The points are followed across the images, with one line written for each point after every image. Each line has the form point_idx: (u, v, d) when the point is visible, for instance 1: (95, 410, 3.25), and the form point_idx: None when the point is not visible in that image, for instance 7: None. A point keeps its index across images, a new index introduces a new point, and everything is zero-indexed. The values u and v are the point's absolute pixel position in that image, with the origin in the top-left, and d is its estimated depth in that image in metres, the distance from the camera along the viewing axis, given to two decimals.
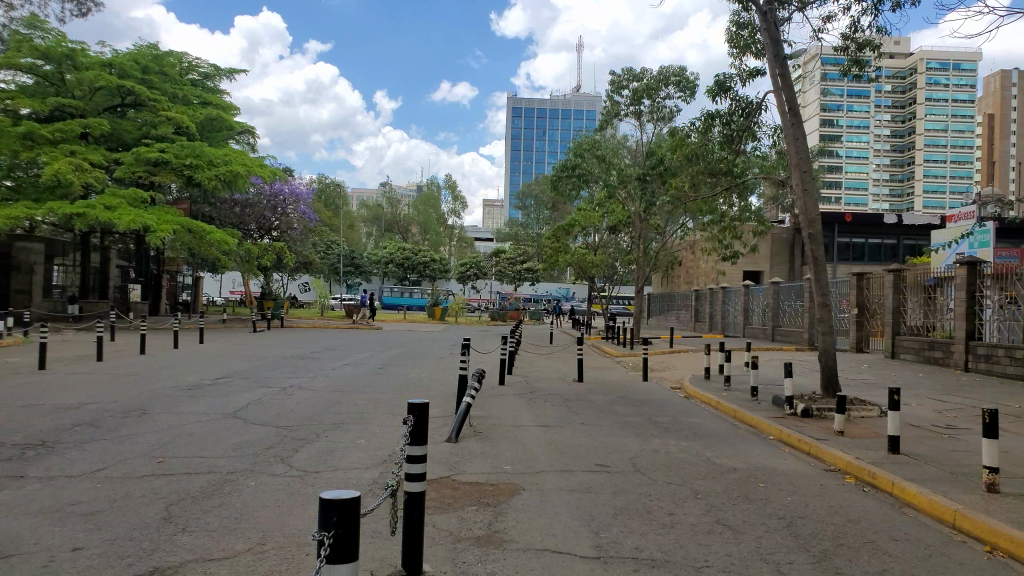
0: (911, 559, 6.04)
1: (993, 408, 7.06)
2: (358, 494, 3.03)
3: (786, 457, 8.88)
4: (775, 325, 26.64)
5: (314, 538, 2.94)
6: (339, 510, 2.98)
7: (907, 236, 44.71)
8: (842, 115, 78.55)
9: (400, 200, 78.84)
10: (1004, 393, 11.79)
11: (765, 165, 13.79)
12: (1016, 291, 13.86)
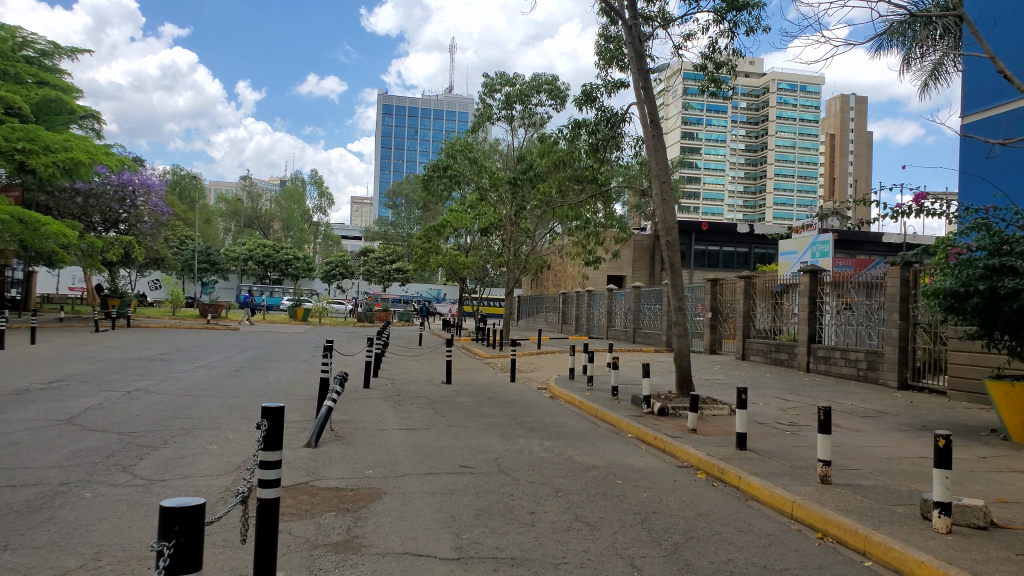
0: (753, 549, 6.43)
1: (827, 406, 7.63)
2: (205, 502, 2.77)
3: (643, 455, 9.23)
4: (637, 327, 27.75)
5: (152, 549, 2.68)
6: (181, 519, 2.72)
7: (757, 245, 47.83)
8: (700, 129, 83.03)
9: (264, 195, 75.84)
10: (837, 392, 12.81)
11: (628, 174, 14.33)
12: (850, 298, 15.12)
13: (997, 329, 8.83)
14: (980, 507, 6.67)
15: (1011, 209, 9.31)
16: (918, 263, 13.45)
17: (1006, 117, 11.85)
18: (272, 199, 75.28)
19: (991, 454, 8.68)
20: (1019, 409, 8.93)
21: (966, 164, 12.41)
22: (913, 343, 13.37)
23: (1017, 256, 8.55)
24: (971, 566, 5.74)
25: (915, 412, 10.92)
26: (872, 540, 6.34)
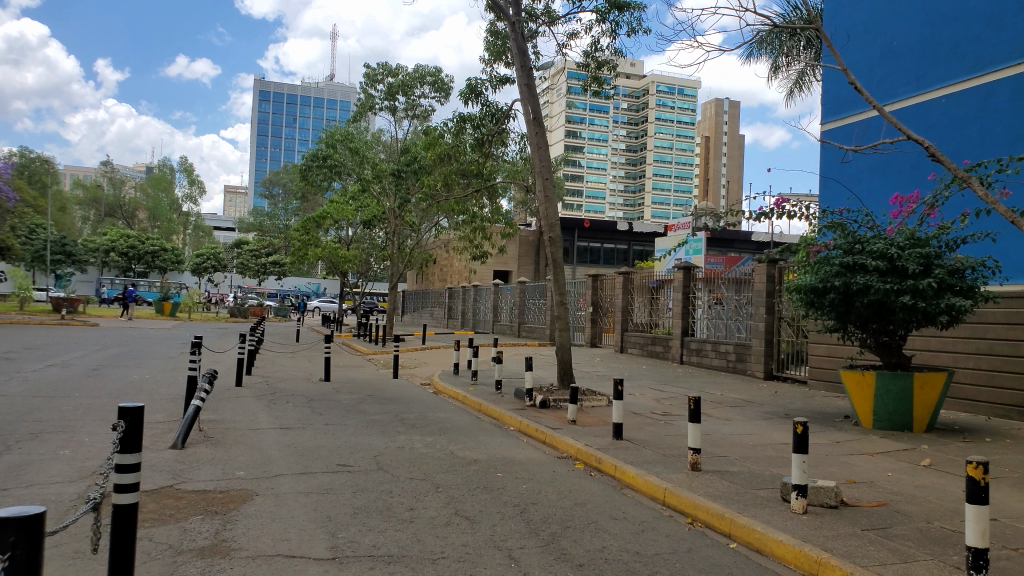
0: (627, 536, 6.62)
1: (697, 397, 7.97)
2: (45, 510, 2.55)
3: (524, 447, 9.33)
4: (521, 322, 28.12)
5: None
6: (18, 529, 2.47)
7: (636, 242, 49.50)
8: (584, 128, 85.01)
9: (127, 182, 71.28)
10: (708, 382, 13.44)
11: (513, 169, 14.43)
12: (721, 294, 15.88)
13: (851, 322, 9.48)
14: (833, 487, 7.15)
15: (862, 212, 10.01)
16: (783, 261, 14.27)
17: (859, 125, 12.73)
18: (139, 187, 70.93)
19: (843, 438, 9.32)
20: (868, 396, 9.62)
21: (825, 169, 13.25)
22: (778, 336, 14.21)
23: (868, 254, 9.21)
24: (823, 543, 6.15)
25: (779, 401, 11.60)
26: (736, 523, 6.67)
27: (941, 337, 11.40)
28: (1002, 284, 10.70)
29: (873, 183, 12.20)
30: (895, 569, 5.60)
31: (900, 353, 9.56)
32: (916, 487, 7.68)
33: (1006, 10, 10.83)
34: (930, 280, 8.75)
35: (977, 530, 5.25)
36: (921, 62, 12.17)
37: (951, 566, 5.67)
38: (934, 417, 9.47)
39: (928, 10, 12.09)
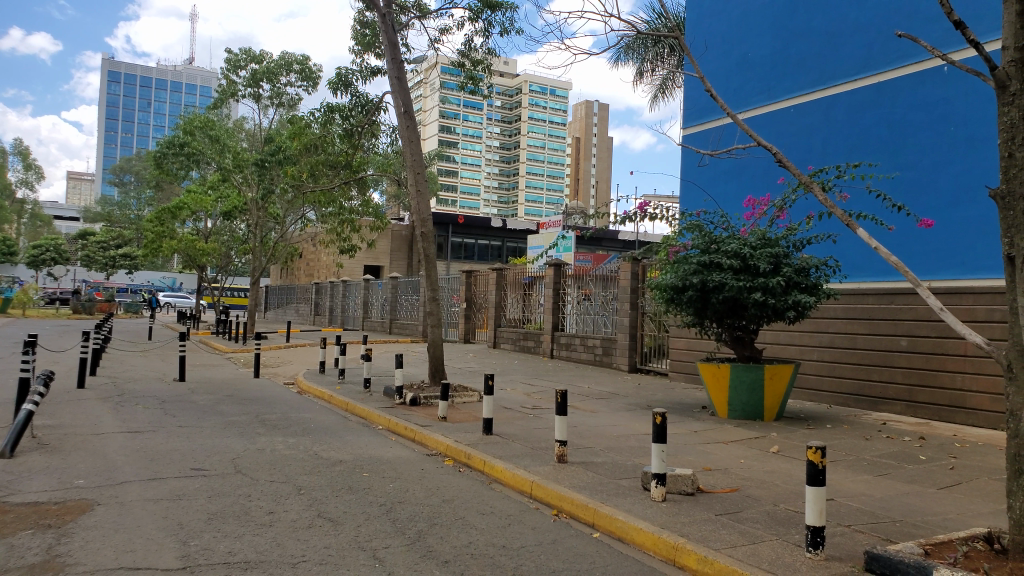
0: (493, 530, 6.67)
1: (564, 390, 8.13)
2: None
3: (392, 445, 9.22)
4: (393, 318, 27.83)
5: None
6: None
7: (510, 239, 50.09)
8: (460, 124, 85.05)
9: None
10: (577, 376, 13.81)
11: (385, 163, 14.24)
12: (589, 290, 16.34)
13: (707, 317, 9.98)
14: (690, 475, 7.51)
15: (718, 213, 10.55)
16: (646, 259, 14.84)
17: (717, 131, 13.43)
18: None
19: (700, 428, 9.80)
20: (723, 387, 10.15)
21: (685, 172, 13.89)
22: (641, 330, 14.77)
23: (723, 254, 9.71)
24: (680, 528, 6.45)
25: (642, 393, 12.08)
26: (599, 512, 6.88)
27: (789, 331, 12.23)
28: (842, 281, 11.61)
29: (729, 186, 12.90)
30: (744, 550, 5.95)
31: (752, 346, 10.16)
32: (764, 472, 8.20)
33: (845, 29, 11.74)
34: (778, 277, 9.36)
35: (816, 509, 5.77)
36: (771, 74, 12.99)
37: (792, 544, 6.10)
38: (783, 405, 10.15)
39: (778, 26, 12.93)
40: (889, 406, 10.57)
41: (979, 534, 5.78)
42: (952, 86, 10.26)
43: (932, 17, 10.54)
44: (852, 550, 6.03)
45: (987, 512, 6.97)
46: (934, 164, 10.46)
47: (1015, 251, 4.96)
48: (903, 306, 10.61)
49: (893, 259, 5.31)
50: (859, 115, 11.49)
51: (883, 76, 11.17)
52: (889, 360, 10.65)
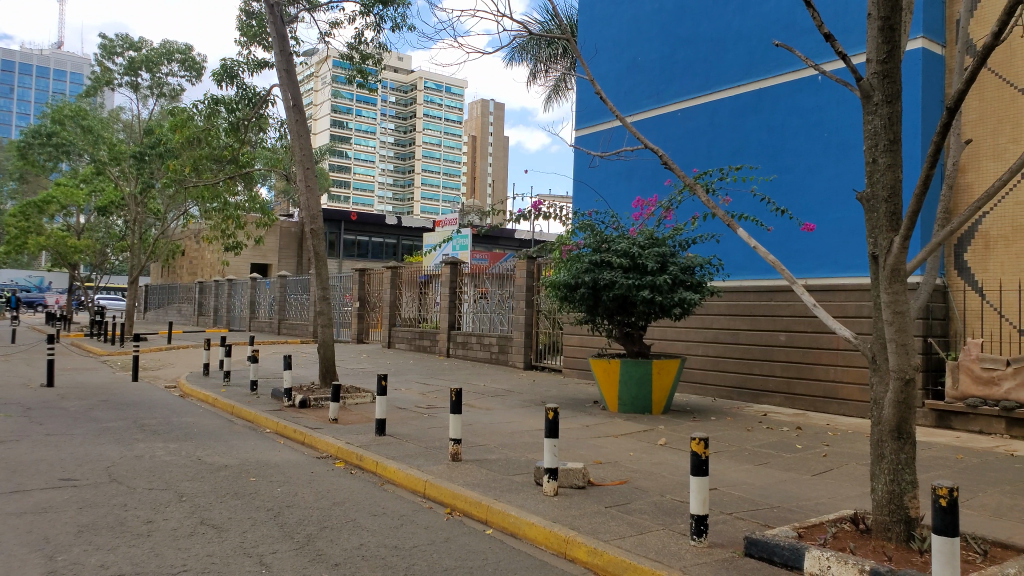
0: (385, 531, 6.57)
1: (458, 388, 8.09)
2: None
3: (281, 448, 8.97)
4: (282, 318, 27.13)
5: None
6: None
7: (405, 237, 49.75)
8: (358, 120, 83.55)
9: None
10: (472, 374, 13.83)
11: (273, 157, 13.85)
12: (485, 288, 16.42)
13: (599, 314, 10.21)
14: (581, 469, 7.64)
15: (609, 213, 10.81)
16: (541, 257, 15.05)
17: (607, 133, 13.78)
18: None
19: (592, 422, 10.00)
20: (614, 383, 10.39)
21: (577, 173, 14.16)
22: (537, 328, 14.97)
23: (613, 253, 9.97)
24: (570, 521, 6.57)
25: (537, 390, 12.24)
26: (492, 509, 6.91)
27: (676, 327, 12.66)
28: (725, 279, 12.11)
29: (620, 187, 13.24)
30: (632, 540, 6.12)
31: (640, 342, 10.45)
32: (652, 464, 8.47)
33: (727, 36, 12.27)
34: (665, 276, 9.69)
35: (700, 498, 5.95)
36: (659, 79, 13.43)
37: (678, 533, 6.31)
38: (670, 399, 10.50)
39: (666, 32, 13.38)
40: (769, 399, 11.12)
41: (846, 515, 6.15)
42: (825, 95, 10.90)
43: (806, 30, 11.18)
44: (733, 536, 6.30)
45: (855, 495, 7.45)
46: (808, 168, 11.08)
47: (877, 251, 5.32)
48: (782, 303, 11.19)
49: (770, 258, 5.58)
50: (741, 120, 12.04)
51: (762, 84, 11.75)
52: (770, 355, 11.21)
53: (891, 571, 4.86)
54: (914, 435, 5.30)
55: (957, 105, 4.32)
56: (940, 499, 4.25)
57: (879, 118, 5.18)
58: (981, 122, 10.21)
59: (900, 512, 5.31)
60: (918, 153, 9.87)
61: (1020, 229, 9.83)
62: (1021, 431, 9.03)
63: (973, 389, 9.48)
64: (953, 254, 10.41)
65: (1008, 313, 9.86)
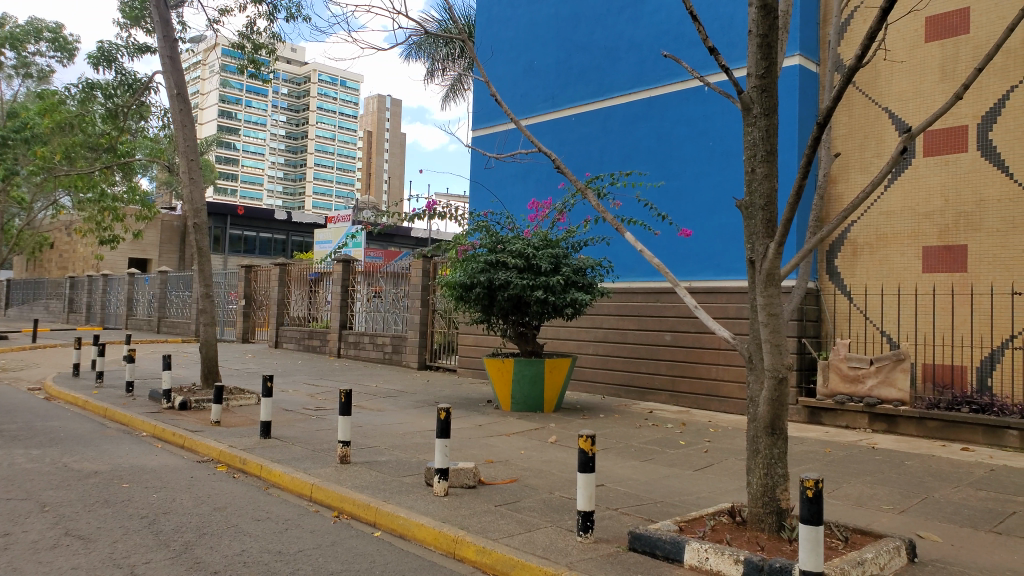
0: (269, 536, 6.35)
1: (348, 389, 7.94)
2: None
3: (157, 453, 8.59)
4: (161, 316, 25.99)
5: None
6: None
7: (295, 233, 48.56)
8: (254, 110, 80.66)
9: None
10: (362, 375, 13.66)
11: (154, 148, 13.28)
12: (379, 286, 16.25)
13: (494, 314, 10.27)
14: (472, 468, 7.67)
15: (504, 214, 10.89)
16: (436, 257, 15.06)
17: (503, 134, 13.89)
18: None
19: (484, 422, 10.07)
20: (508, 382, 10.47)
21: (473, 173, 14.21)
22: (431, 328, 14.96)
23: (508, 253, 10.07)
24: (460, 521, 6.58)
25: (430, 390, 12.22)
26: (381, 511, 6.83)
27: (568, 327, 12.92)
28: (614, 281, 12.44)
29: (515, 188, 13.39)
30: (520, 539, 6.19)
31: (534, 341, 10.58)
32: (542, 462, 8.60)
33: (620, 45, 12.60)
34: (558, 277, 9.88)
35: (586, 494, 6.07)
36: (555, 83, 13.64)
37: (565, 530, 6.44)
38: (561, 398, 10.72)
39: (561, 38, 13.61)
40: (655, 396, 11.52)
41: (724, 508, 6.45)
42: (710, 105, 11.37)
43: (692, 42, 11.62)
44: (618, 531, 6.48)
45: (732, 489, 7.82)
46: (694, 175, 11.53)
47: (754, 256, 5.60)
48: (667, 304, 11.61)
49: (657, 262, 5.76)
50: (632, 127, 12.39)
51: (651, 93, 12.13)
52: (656, 353, 11.61)
53: (764, 560, 5.16)
54: (786, 430, 5.62)
55: (827, 121, 4.58)
56: (806, 491, 4.55)
57: (758, 130, 5.45)
58: (850, 136, 10.90)
59: (773, 504, 5.61)
60: (794, 163, 10.44)
61: (883, 237, 10.57)
62: (881, 425, 9.74)
63: (840, 386, 10.11)
64: (825, 259, 11.10)
65: (872, 315, 10.61)
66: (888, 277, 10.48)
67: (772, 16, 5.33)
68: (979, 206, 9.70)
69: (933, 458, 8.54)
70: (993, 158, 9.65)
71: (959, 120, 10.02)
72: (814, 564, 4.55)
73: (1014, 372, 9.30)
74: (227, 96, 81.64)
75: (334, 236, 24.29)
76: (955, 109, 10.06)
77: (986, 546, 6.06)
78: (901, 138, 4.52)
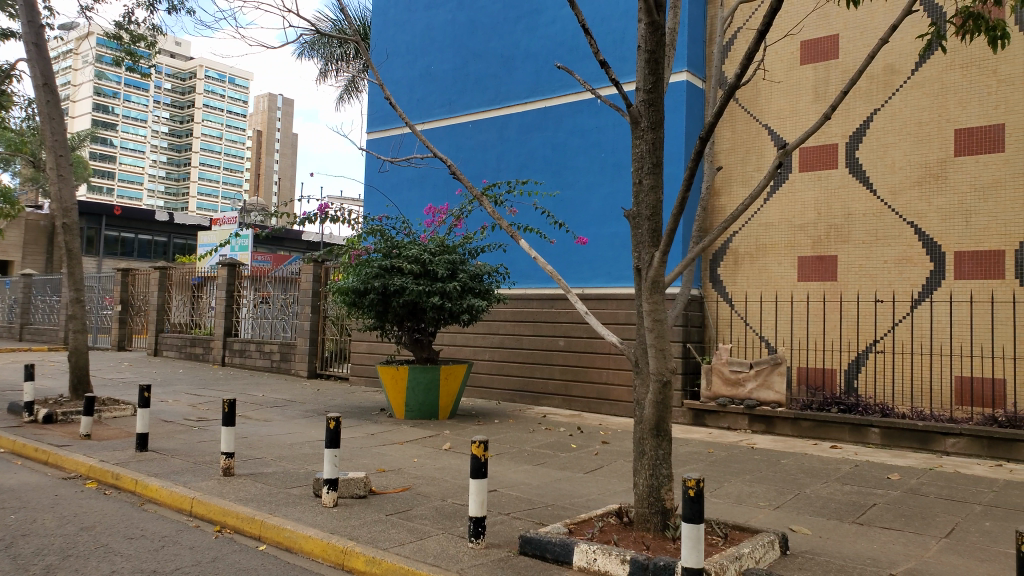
0: (142, 555, 6.02)
1: (233, 399, 7.63)
2: None
3: (17, 471, 7.97)
4: (24, 323, 24.19)
5: None
6: None
7: (177, 235, 46.42)
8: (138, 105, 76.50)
9: None
10: (248, 384, 13.19)
11: (18, 141, 12.40)
12: (267, 292, 15.76)
13: (388, 320, 10.14)
14: (362, 478, 7.53)
15: (400, 219, 10.78)
16: (329, 261, 14.77)
17: (399, 138, 13.77)
18: None
19: (376, 430, 9.91)
20: (402, 389, 10.37)
21: (368, 177, 14.02)
22: (323, 335, 14.63)
23: (404, 258, 9.98)
24: (349, 532, 6.45)
25: (321, 398, 11.93)
26: (266, 524, 6.60)
27: (465, 333, 12.93)
28: (510, 288, 12.55)
29: (412, 193, 13.30)
30: (411, 547, 6.13)
31: (429, 347, 10.53)
32: (435, 469, 8.54)
33: (516, 54, 12.76)
34: (454, 283, 9.89)
35: (478, 500, 6.09)
36: (452, 89, 13.65)
37: (457, 536, 6.42)
38: (456, 404, 10.71)
39: (458, 44, 13.64)
40: (549, 400, 11.71)
41: (612, 509, 6.62)
42: (603, 117, 11.69)
43: (585, 54, 11.91)
44: (510, 536, 6.53)
45: (620, 490, 8.04)
46: (588, 185, 11.80)
47: (641, 264, 5.78)
48: (562, 310, 11.83)
49: (549, 269, 5.86)
50: (528, 135, 12.57)
51: (547, 103, 12.34)
52: (550, 359, 11.79)
53: (648, 558, 5.32)
54: (670, 432, 5.83)
55: (707, 136, 4.80)
56: (688, 490, 4.72)
57: (644, 143, 5.65)
58: (733, 151, 11.46)
59: (657, 504, 5.79)
60: (680, 176, 10.88)
61: (762, 247, 11.16)
62: (760, 425, 10.27)
63: (723, 389, 10.58)
64: (709, 267, 11.62)
65: (752, 321, 11.18)
66: (766, 285, 11.07)
67: (658, 33, 5.52)
68: (847, 219, 10.43)
69: (806, 456, 9.08)
70: (859, 175, 10.38)
71: (830, 138, 10.73)
72: (695, 561, 4.72)
73: (877, 374, 10.04)
74: (104, 89, 76.89)
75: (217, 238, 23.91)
76: (826, 128, 10.76)
77: (849, 536, 6.51)
78: (775, 154, 4.79)
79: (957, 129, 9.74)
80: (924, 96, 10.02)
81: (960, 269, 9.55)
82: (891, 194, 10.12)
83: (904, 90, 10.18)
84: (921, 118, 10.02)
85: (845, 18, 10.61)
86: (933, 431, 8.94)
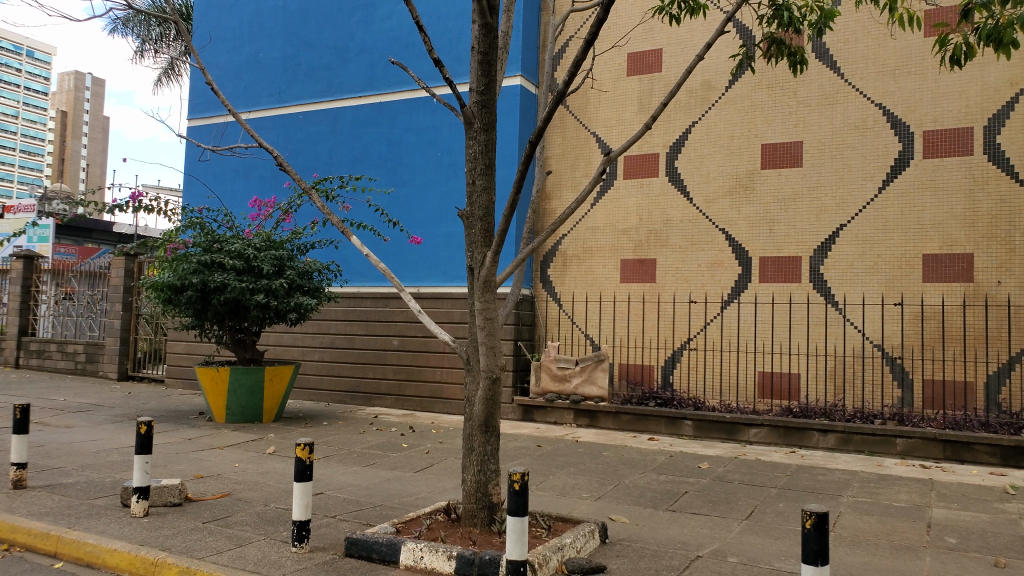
0: None
1: (26, 404, 6.97)
2: None
3: None
4: None
5: None
6: None
7: None
8: None
9: None
10: (47, 388, 12.09)
11: None
12: (71, 287, 14.57)
13: (207, 319, 9.63)
14: (177, 485, 7.10)
15: (221, 211, 10.27)
16: (142, 256, 13.92)
17: (223, 126, 13.14)
18: None
19: (195, 435, 9.40)
20: (222, 392, 9.89)
21: (188, 166, 13.29)
22: (134, 334, 13.72)
23: (225, 254, 9.51)
24: (160, 543, 6.06)
25: (131, 402, 11.17)
26: (63, 540, 6.07)
27: (293, 333, 12.54)
28: (342, 286, 12.27)
29: (236, 185, 12.74)
30: (229, 555, 5.86)
31: (252, 348, 10.14)
32: (258, 474, 8.21)
33: (350, 47, 12.53)
34: (281, 280, 9.57)
35: (302, 503, 5.89)
36: (282, 79, 13.18)
37: (278, 541, 6.21)
38: (281, 407, 10.37)
39: (288, 33, 13.19)
40: (381, 400, 11.61)
41: (440, 506, 6.63)
42: (439, 116, 11.75)
43: (420, 53, 11.89)
44: (334, 538, 6.40)
45: (449, 487, 8.10)
46: (422, 183, 11.80)
47: (476, 263, 5.84)
48: (395, 309, 11.74)
49: (381, 266, 5.74)
50: (361, 130, 12.38)
51: (382, 98, 12.21)
52: (382, 359, 11.69)
53: (474, 553, 5.40)
54: (499, 428, 5.93)
55: (539, 138, 4.89)
56: (513, 483, 4.80)
57: (477, 144, 5.69)
58: (563, 156, 11.84)
59: (485, 499, 5.87)
60: (513, 177, 11.14)
61: (588, 250, 11.62)
62: (584, 420, 10.72)
63: (551, 385, 10.93)
64: (539, 268, 11.93)
65: (579, 321, 11.63)
66: (591, 286, 11.56)
67: (493, 35, 5.56)
68: (666, 225, 11.08)
69: (625, 448, 9.56)
70: (678, 183, 11.05)
71: (651, 147, 11.33)
72: (519, 553, 4.82)
73: (690, 370, 10.76)
74: None
75: (12, 230, 21.93)
76: (649, 138, 11.36)
77: (662, 523, 6.92)
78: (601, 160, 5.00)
79: (763, 144, 10.60)
80: (736, 112, 10.82)
81: (765, 273, 10.41)
82: (706, 203, 10.85)
83: (718, 105, 10.95)
84: (733, 132, 10.82)
85: (668, 34, 11.26)
86: (738, 422, 9.70)
